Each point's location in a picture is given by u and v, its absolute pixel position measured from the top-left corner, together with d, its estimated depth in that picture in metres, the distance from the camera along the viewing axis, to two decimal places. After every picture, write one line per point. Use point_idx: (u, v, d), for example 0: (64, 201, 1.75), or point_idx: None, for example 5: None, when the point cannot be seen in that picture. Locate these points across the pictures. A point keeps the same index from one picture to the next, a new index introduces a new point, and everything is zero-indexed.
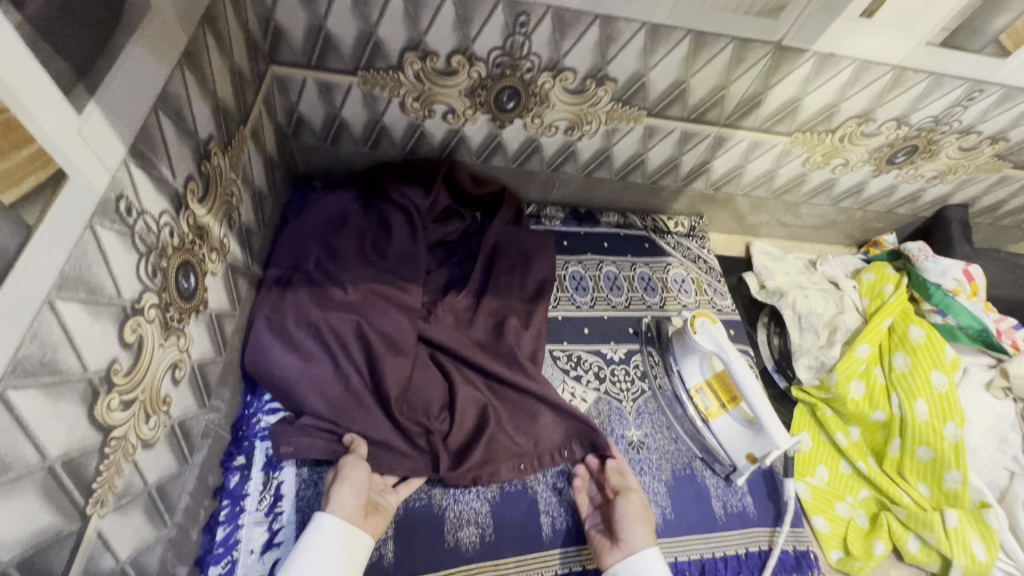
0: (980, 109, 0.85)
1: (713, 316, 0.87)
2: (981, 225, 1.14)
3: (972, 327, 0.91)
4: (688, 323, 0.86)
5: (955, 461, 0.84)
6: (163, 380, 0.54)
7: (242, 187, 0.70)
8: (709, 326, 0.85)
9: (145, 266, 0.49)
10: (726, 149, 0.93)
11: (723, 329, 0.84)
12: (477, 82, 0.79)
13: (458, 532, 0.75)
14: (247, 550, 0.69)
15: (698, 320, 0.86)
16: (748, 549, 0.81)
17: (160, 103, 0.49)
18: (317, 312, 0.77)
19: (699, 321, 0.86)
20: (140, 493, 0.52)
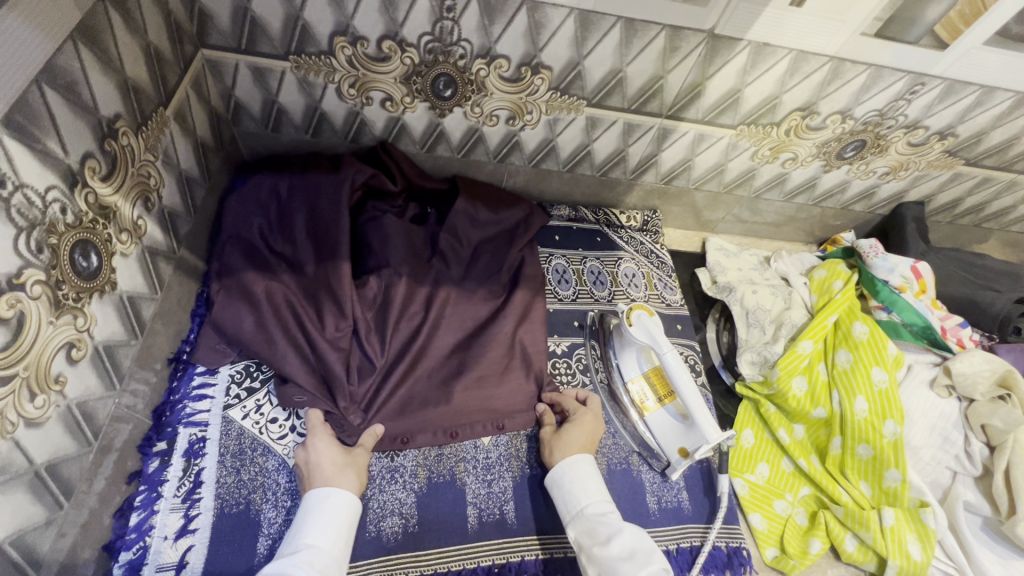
0: (924, 103, 0.84)
1: (651, 309, 0.86)
2: (940, 223, 1.13)
3: (916, 324, 0.90)
4: (624, 315, 0.85)
5: (894, 459, 0.83)
6: (55, 358, 0.53)
7: (163, 169, 0.69)
8: (644, 319, 0.84)
9: (27, 241, 0.48)
10: (671, 142, 0.93)
11: (657, 322, 0.83)
12: (412, 68, 0.79)
13: (380, 522, 0.75)
14: (160, 537, 0.69)
15: (635, 312, 0.85)
16: (680, 544, 0.80)
17: (43, 76, 0.48)
18: (259, 287, 0.79)
19: (635, 313, 0.85)
20: (23, 472, 0.51)
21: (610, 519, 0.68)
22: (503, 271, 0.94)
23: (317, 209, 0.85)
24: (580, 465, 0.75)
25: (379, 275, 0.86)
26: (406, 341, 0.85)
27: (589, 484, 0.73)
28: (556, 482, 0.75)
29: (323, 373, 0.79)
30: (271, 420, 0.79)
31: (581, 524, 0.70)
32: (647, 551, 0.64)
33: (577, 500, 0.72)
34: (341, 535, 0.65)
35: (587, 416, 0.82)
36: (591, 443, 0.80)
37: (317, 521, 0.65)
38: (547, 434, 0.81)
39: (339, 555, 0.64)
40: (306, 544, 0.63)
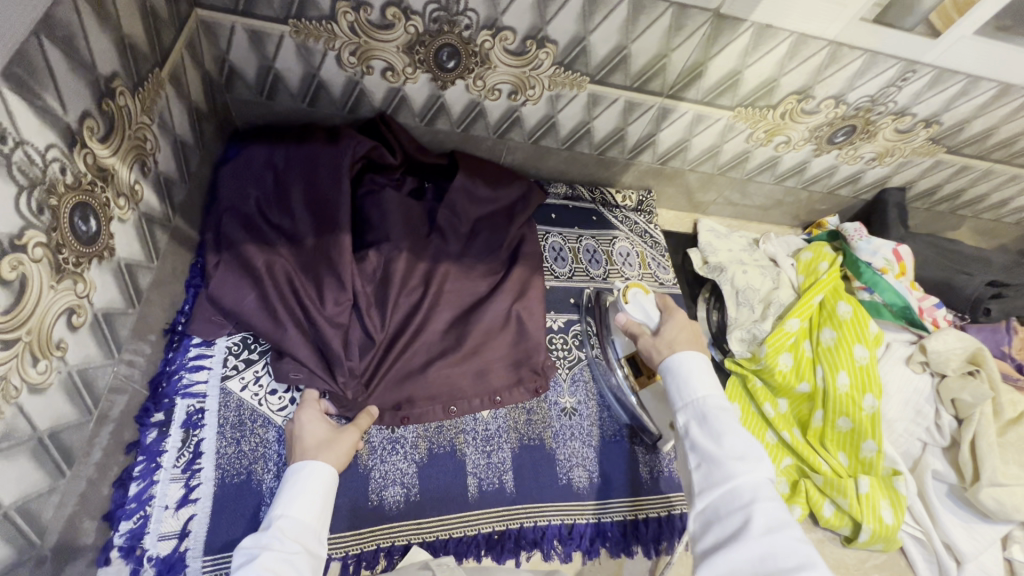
0: (913, 90, 0.87)
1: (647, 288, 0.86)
2: (918, 209, 1.18)
3: (896, 304, 0.94)
4: (622, 294, 0.84)
5: (871, 431, 0.88)
6: (56, 324, 0.52)
7: (159, 133, 0.67)
8: (640, 296, 0.83)
9: (28, 201, 0.46)
10: (670, 122, 0.94)
11: (654, 301, 0.82)
12: (415, 37, 0.77)
13: (382, 491, 0.76)
14: (161, 506, 0.68)
15: (631, 291, 0.84)
16: (670, 512, 0.85)
17: (42, 29, 0.46)
18: (260, 261, 0.79)
19: (631, 291, 0.84)
20: (27, 439, 0.50)
21: (728, 416, 0.60)
22: (503, 248, 0.95)
23: (316, 180, 0.84)
24: (697, 359, 0.66)
25: (379, 250, 0.85)
26: (405, 317, 0.86)
27: (710, 378, 0.65)
28: (670, 369, 0.67)
29: (321, 349, 0.78)
30: (270, 392, 0.78)
31: (696, 411, 0.62)
32: (761, 461, 0.57)
33: (696, 389, 0.63)
34: (317, 502, 0.63)
35: (682, 315, 0.75)
36: (695, 341, 0.72)
37: (291, 492, 0.63)
38: (647, 342, 0.74)
39: (316, 522, 0.62)
40: (278, 515, 0.60)
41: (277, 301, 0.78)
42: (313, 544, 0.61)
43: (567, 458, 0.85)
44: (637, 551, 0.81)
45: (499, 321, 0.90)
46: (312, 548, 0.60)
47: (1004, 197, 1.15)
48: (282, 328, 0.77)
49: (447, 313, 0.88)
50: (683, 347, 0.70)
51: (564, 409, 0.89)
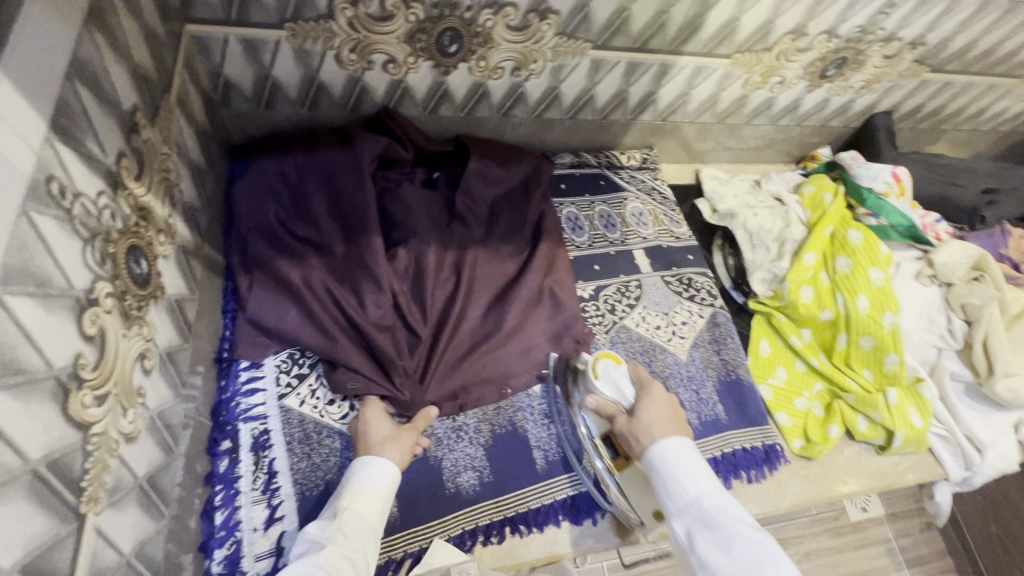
0: (901, 15, 0.89)
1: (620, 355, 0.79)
2: (903, 129, 1.22)
3: (901, 225, 0.99)
4: (590, 366, 0.76)
5: (893, 345, 0.94)
6: (133, 370, 0.52)
7: (178, 161, 0.65)
8: (612, 370, 0.75)
9: (93, 253, 0.45)
10: (670, 77, 0.94)
11: (625, 372, 0.76)
12: (416, 25, 0.76)
13: (457, 478, 0.78)
14: (250, 529, 0.69)
15: (601, 362, 0.76)
16: (723, 451, 0.89)
17: (74, 72, 0.44)
18: (296, 277, 0.78)
19: (602, 361, 0.77)
20: (132, 487, 0.50)
21: (727, 517, 0.61)
22: (526, 226, 0.96)
23: (334, 186, 0.83)
24: (677, 448, 0.67)
25: (407, 246, 0.85)
26: (444, 308, 0.86)
27: (696, 472, 0.65)
28: (655, 468, 0.67)
29: (373, 354, 0.79)
30: (328, 402, 0.79)
31: (692, 517, 0.63)
32: (774, 560, 0.57)
33: (687, 489, 0.64)
34: (379, 501, 0.67)
35: (658, 394, 0.73)
36: (676, 419, 0.71)
37: (357, 487, 0.67)
38: (624, 426, 0.72)
39: (375, 521, 0.65)
40: (343, 509, 0.64)
41: (322, 314, 0.78)
42: (371, 541, 0.64)
43: None
44: None
45: (533, 298, 0.91)
46: (370, 544, 0.64)
47: (982, 106, 1.20)
48: (331, 340, 0.77)
49: (483, 298, 0.89)
50: (661, 432, 0.69)
51: None
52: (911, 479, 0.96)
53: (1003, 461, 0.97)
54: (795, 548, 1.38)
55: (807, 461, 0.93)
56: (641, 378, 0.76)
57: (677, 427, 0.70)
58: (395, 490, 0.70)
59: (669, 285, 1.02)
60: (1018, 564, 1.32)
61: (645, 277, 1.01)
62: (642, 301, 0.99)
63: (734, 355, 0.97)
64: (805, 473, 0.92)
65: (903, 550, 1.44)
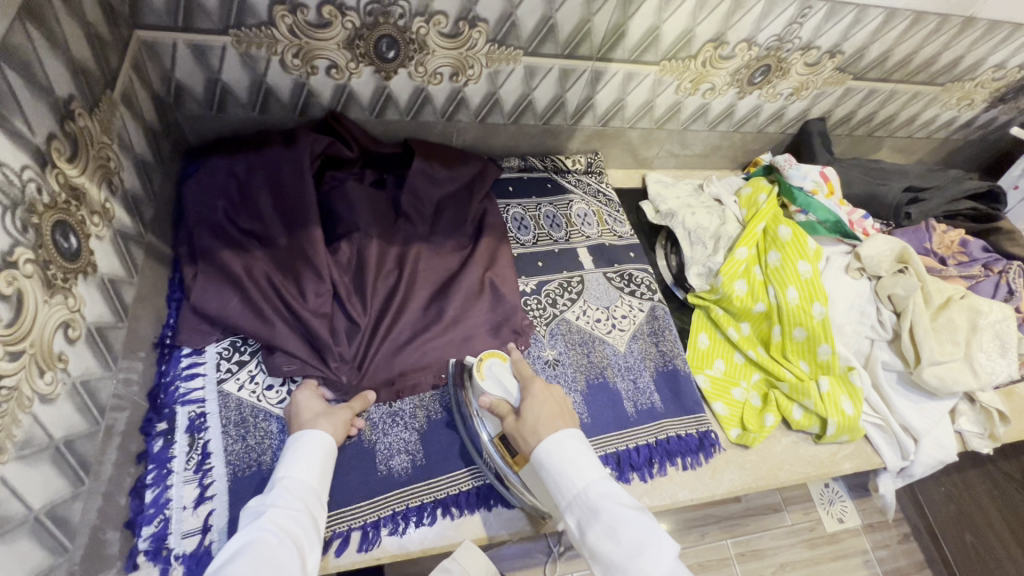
0: (813, 25, 0.96)
1: (505, 354, 0.81)
2: (840, 136, 1.29)
3: (829, 220, 1.04)
4: (476, 368, 0.78)
5: (824, 336, 0.97)
6: (55, 337, 0.55)
7: (119, 152, 0.70)
8: (495, 368, 0.77)
9: (13, 220, 0.49)
10: (604, 83, 1.00)
11: (509, 368, 0.77)
12: (354, 32, 0.82)
13: (389, 461, 0.80)
14: (179, 507, 0.71)
15: (485, 363, 0.78)
16: (658, 437, 0.91)
17: (3, 56, 0.49)
18: (238, 267, 0.82)
19: (487, 361, 0.78)
20: (46, 446, 0.53)
21: (611, 503, 0.61)
22: (468, 223, 1.00)
23: (279, 183, 0.88)
24: (563, 441, 0.66)
25: (350, 240, 0.90)
26: (385, 299, 0.89)
27: (581, 461, 0.64)
28: (544, 464, 0.65)
29: (311, 340, 0.82)
30: (267, 387, 0.81)
31: (581, 508, 0.62)
32: (657, 540, 0.58)
33: (574, 481, 0.63)
34: (318, 466, 0.70)
35: (540, 387, 0.73)
36: (560, 411, 0.71)
37: (294, 456, 0.69)
38: (512, 426, 0.71)
39: (317, 485, 0.68)
40: (282, 478, 0.67)
41: (262, 301, 0.81)
42: (314, 501, 0.67)
43: None
44: (632, 476, 0.88)
45: (474, 290, 0.94)
46: (314, 504, 0.67)
47: (912, 113, 1.27)
48: (270, 326, 0.81)
49: (425, 289, 0.92)
50: (546, 427, 0.68)
51: (547, 360, 0.94)
52: (848, 468, 0.97)
53: (938, 449, 0.99)
54: (769, 560, 1.31)
55: (743, 449, 0.95)
56: (525, 374, 0.76)
57: (562, 419, 0.70)
58: (334, 458, 0.73)
59: (611, 280, 1.05)
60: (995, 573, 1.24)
61: (587, 273, 1.05)
62: (584, 295, 1.02)
63: (671, 346, 1.00)
64: (741, 461, 0.94)
65: (882, 562, 1.36)
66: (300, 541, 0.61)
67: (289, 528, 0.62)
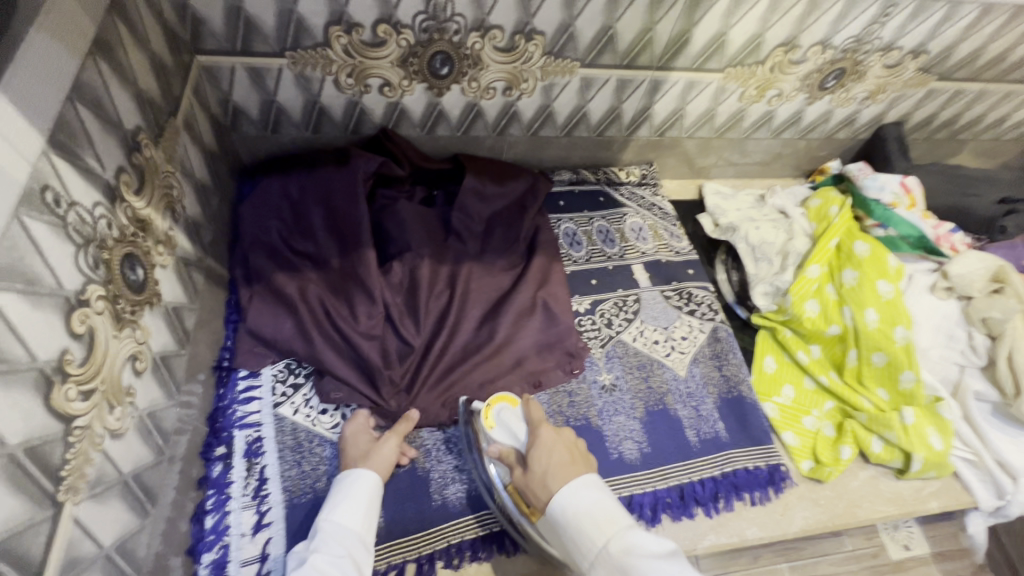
0: (898, 23, 0.88)
1: (516, 399, 0.80)
2: (918, 140, 1.19)
3: (912, 235, 0.97)
4: (484, 415, 0.77)
5: (908, 362, 0.89)
6: (123, 370, 0.55)
7: (181, 178, 0.70)
8: (505, 414, 0.75)
9: (85, 257, 0.49)
10: (663, 93, 0.95)
11: (519, 413, 0.75)
12: (408, 50, 0.80)
13: (443, 490, 0.78)
14: (238, 534, 0.71)
15: (495, 409, 0.77)
16: (723, 470, 0.85)
17: (75, 93, 0.49)
18: (292, 290, 0.82)
19: (496, 406, 0.78)
20: (115, 482, 0.52)
21: (637, 558, 0.52)
22: (520, 241, 0.97)
23: (332, 203, 0.87)
24: (576, 491, 0.58)
25: (402, 260, 0.88)
26: (437, 321, 0.87)
27: (598, 513, 0.56)
28: (561, 524, 0.57)
29: (363, 365, 0.81)
30: (321, 412, 0.80)
31: (607, 568, 0.53)
32: None
33: (592, 536, 0.55)
34: (363, 508, 0.67)
35: (548, 432, 0.66)
36: (573, 458, 0.63)
37: (337, 498, 0.67)
38: (520, 479, 0.64)
39: (360, 528, 0.66)
40: (324, 522, 0.65)
41: (314, 325, 0.81)
42: (358, 546, 0.64)
43: (616, 433, 0.86)
44: (697, 512, 0.82)
45: (527, 309, 0.91)
46: (358, 550, 0.64)
47: (1001, 114, 1.16)
48: (323, 351, 0.80)
49: (477, 310, 0.89)
50: (557, 478, 0.61)
51: (604, 386, 0.90)
52: (935, 507, 0.89)
53: None
54: None
55: (817, 483, 0.88)
56: (533, 418, 0.70)
57: (576, 465, 0.63)
58: (380, 498, 0.70)
59: (668, 300, 1.00)
60: None
61: (643, 292, 1.00)
62: (640, 315, 0.98)
63: (735, 371, 0.94)
64: (815, 497, 0.87)
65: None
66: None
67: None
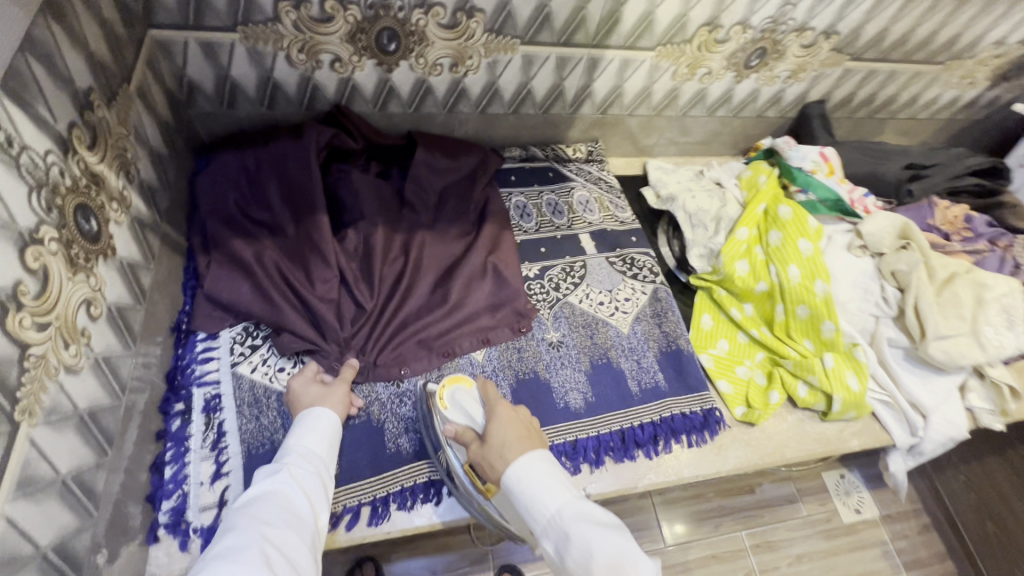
0: (807, 5, 0.97)
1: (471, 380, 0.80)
2: (841, 119, 1.30)
3: (829, 199, 1.06)
4: (439, 397, 0.77)
5: (827, 312, 0.97)
6: (78, 312, 0.58)
7: (136, 143, 0.73)
8: (461, 397, 0.77)
9: (38, 199, 0.52)
10: (601, 71, 1.02)
11: (475, 396, 0.77)
12: (356, 26, 0.85)
13: (397, 439, 0.82)
14: (197, 483, 0.74)
15: (450, 390, 0.78)
16: (662, 416, 0.92)
17: (27, 46, 0.52)
18: (249, 254, 0.85)
19: (452, 388, 0.78)
20: (71, 415, 0.56)
21: (582, 523, 0.58)
22: (471, 211, 1.03)
23: (287, 173, 0.91)
24: (532, 464, 0.64)
25: (356, 228, 0.93)
26: (391, 285, 0.92)
27: (552, 486, 0.62)
28: (516, 491, 0.63)
29: (318, 324, 0.86)
30: (279, 370, 0.84)
31: (555, 531, 0.59)
32: (633, 554, 0.54)
33: (546, 504, 0.61)
34: (327, 436, 0.73)
35: (505, 410, 0.72)
36: (527, 434, 0.69)
37: (304, 428, 0.73)
38: (477, 453, 0.70)
39: (326, 453, 0.72)
40: (293, 446, 0.71)
41: (269, 287, 0.85)
42: (323, 466, 0.71)
43: (561, 385, 0.92)
44: (637, 454, 0.89)
45: (477, 273, 0.97)
46: (324, 470, 0.71)
47: (913, 94, 1.27)
48: (278, 311, 0.84)
49: (429, 273, 0.94)
50: (512, 451, 0.66)
51: (551, 343, 0.96)
52: (855, 445, 0.97)
53: (949, 426, 0.98)
54: (784, 552, 1.30)
55: (749, 427, 0.96)
56: (488, 399, 0.75)
57: (529, 441, 0.68)
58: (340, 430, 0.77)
59: (613, 265, 1.07)
60: (1019, 565, 1.22)
61: (589, 258, 1.07)
62: (586, 279, 1.04)
63: (674, 328, 1.01)
64: (746, 439, 0.94)
65: (901, 554, 1.34)
66: (312, 498, 0.66)
67: (305, 485, 0.67)
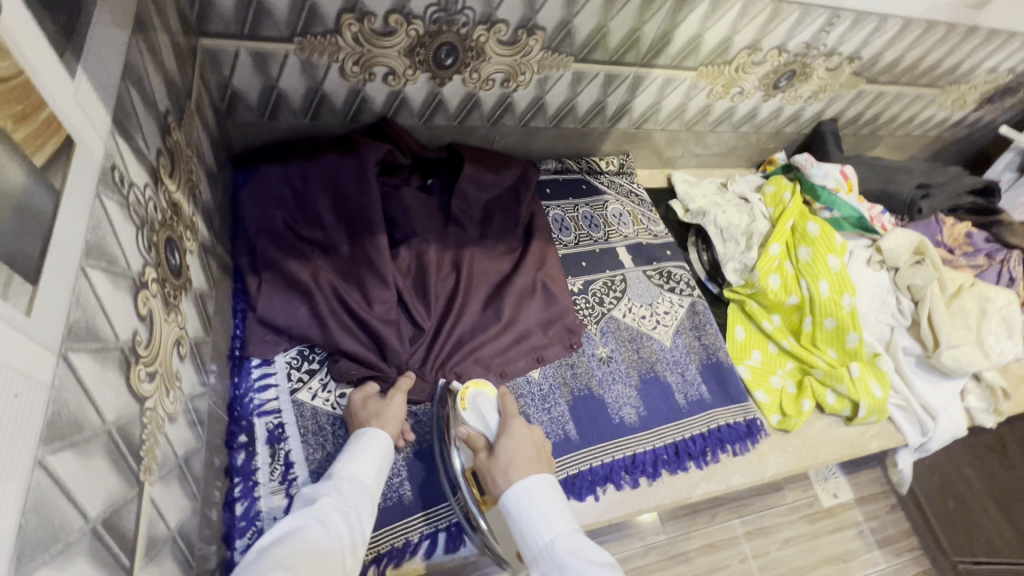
0: (839, 32, 1.02)
1: (492, 386, 0.82)
2: (848, 135, 1.37)
3: (851, 216, 1.12)
4: (460, 395, 0.78)
5: (854, 325, 1.03)
6: (172, 354, 0.54)
7: (197, 163, 0.69)
8: (480, 400, 0.78)
9: (142, 239, 0.49)
10: (643, 88, 1.04)
11: (495, 403, 0.79)
12: (416, 40, 0.82)
13: None
14: (270, 518, 0.71)
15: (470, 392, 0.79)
16: (709, 427, 0.96)
17: (127, 73, 0.48)
18: (305, 276, 0.82)
19: (472, 391, 0.79)
20: (174, 465, 0.53)
21: (573, 559, 0.60)
22: (518, 227, 1.02)
23: (338, 190, 0.88)
24: (534, 492, 0.66)
25: (409, 245, 0.90)
26: (446, 304, 0.91)
27: (549, 516, 0.64)
28: (514, 514, 0.65)
29: (379, 346, 0.83)
30: (340, 395, 0.81)
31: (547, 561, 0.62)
32: None
33: (541, 532, 0.63)
34: (375, 465, 0.70)
35: (520, 428, 0.73)
36: (537, 455, 0.71)
37: (353, 451, 0.70)
38: (483, 463, 0.71)
39: (371, 484, 0.68)
40: (339, 471, 0.67)
41: (327, 310, 0.81)
42: (365, 499, 0.66)
43: (616, 400, 0.94)
44: (689, 466, 0.92)
45: (528, 289, 0.97)
46: (365, 502, 0.66)
47: (911, 113, 1.36)
48: (338, 334, 0.81)
49: (482, 291, 0.94)
50: (519, 469, 0.68)
51: (601, 358, 0.98)
52: (875, 447, 1.05)
53: (951, 425, 1.09)
54: (775, 536, 1.36)
55: (784, 434, 1.01)
56: (506, 411, 0.77)
57: (539, 463, 0.71)
58: (389, 463, 0.73)
59: (651, 278, 1.09)
60: None
61: (628, 272, 1.09)
62: (628, 293, 1.06)
63: (713, 340, 1.05)
64: (783, 445, 1.00)
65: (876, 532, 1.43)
66: (345, 534, 0.60)
67: (342, 515, 0.62)
